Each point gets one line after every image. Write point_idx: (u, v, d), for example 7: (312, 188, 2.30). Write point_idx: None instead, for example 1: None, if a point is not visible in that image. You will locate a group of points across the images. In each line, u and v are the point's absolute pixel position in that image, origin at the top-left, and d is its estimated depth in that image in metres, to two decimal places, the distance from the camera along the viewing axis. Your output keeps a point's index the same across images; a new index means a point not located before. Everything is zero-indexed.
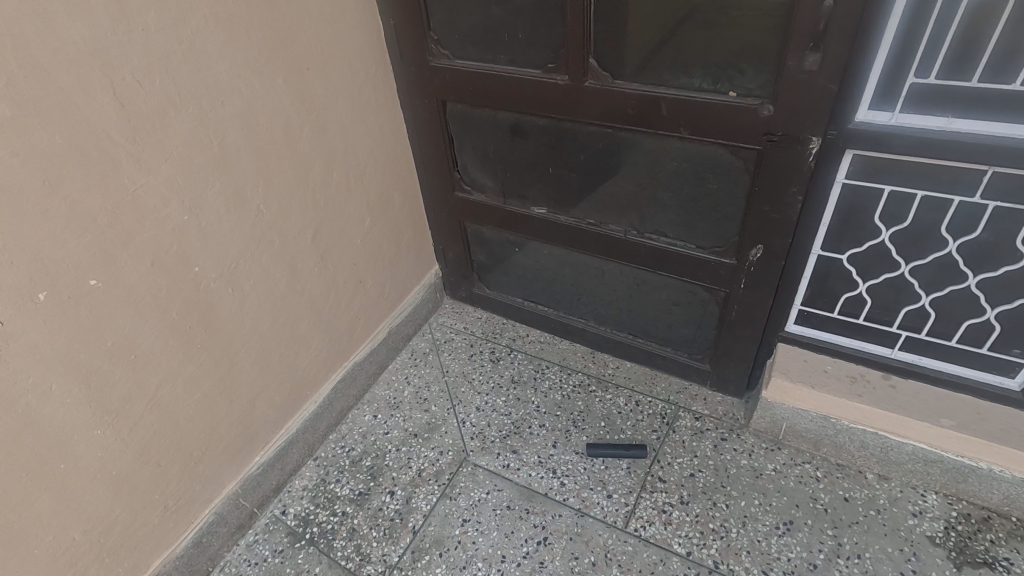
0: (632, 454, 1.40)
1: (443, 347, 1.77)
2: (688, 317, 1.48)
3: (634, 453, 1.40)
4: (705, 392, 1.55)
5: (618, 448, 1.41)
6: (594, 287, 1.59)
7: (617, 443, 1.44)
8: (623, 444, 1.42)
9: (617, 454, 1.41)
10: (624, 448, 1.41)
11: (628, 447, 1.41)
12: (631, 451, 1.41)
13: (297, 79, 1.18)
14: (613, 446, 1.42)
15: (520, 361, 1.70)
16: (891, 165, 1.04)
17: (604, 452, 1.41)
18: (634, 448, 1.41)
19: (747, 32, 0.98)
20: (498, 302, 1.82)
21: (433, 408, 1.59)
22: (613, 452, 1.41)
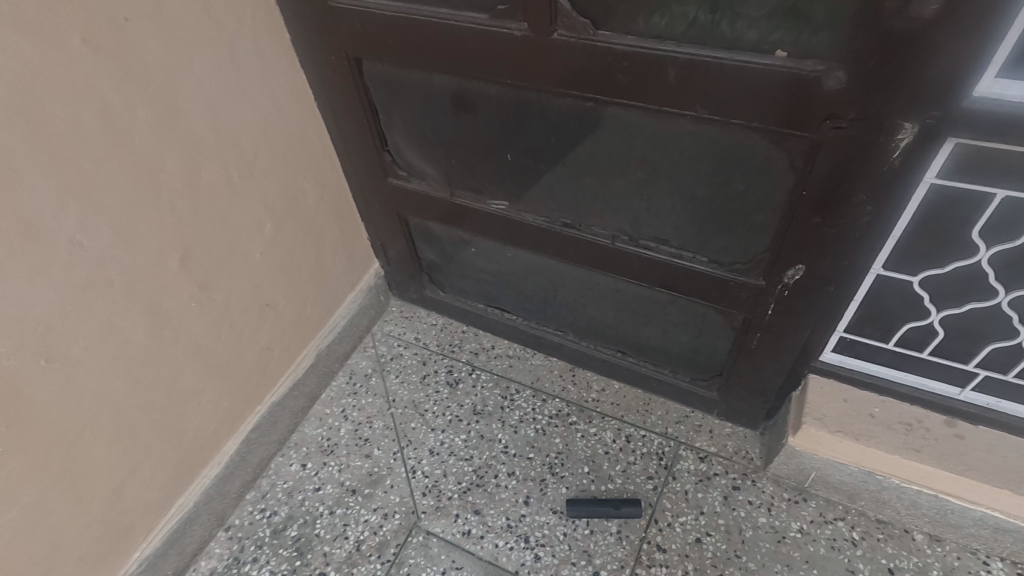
0: (619, 514, 1.13)
1: (390, 368, 1.45)
2: (694, 337, 1.16)
3: (623, 513, 1.13)
4: (712, 422, 1.26)
5: (603, 507, 1.14)
6: (573, 297, 1.26)
7: (601, 498, 1.16)
8: (610, 501, 1.14)
9: (602, 513, 1.14)
10: (612, 506, 1.14)
11: (617, 504, 1.14)
12: (619, 509, 1.13)
13: (110, 36, 0.76)
14: (597, 504, 1.14)
15: (484, 385, 1.39)
16: (1015, 162, 0.69)
17: (584, 512, 1.14)
18: (623, 505, 1.14)
19: None
20: (457, 308, 1.48)
21: (377, 453, 1.29)
22: (597, 511, 1.14)
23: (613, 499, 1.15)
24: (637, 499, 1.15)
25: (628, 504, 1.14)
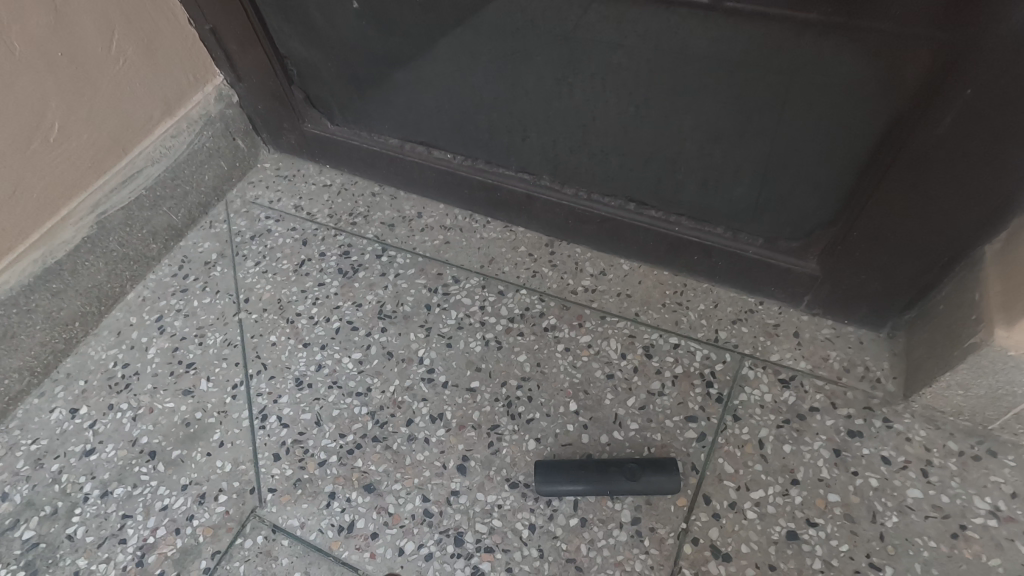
0: (636, 492, 0.59)
1: (247, 252, 0.87)
2: (784, 147, 0.58)
3: (643, 490, 0.59)
4: (798, 320, 0.70)
5: (606, 479, 0.59)
6: (546, 93, 0.67)
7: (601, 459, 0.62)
8: (617, 467, 0.60)
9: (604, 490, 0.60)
10: (621, 477, 0.59)
11: (631, 474, 0.59)
12: (636, 483, 0.59)
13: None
14: (594, 474, 0.60)
15: (400, 274, 0.82)
16: None
17: (570, 492, 0.60)
18: (643, 474, 0.59)
19: None
20: (359, 152, 0.89)
21: (203, 388, 0.73)
22: (594, 486, 0.60)
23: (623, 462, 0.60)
24: (667, 459, 0.61)
25: (651, 471, 0.59)
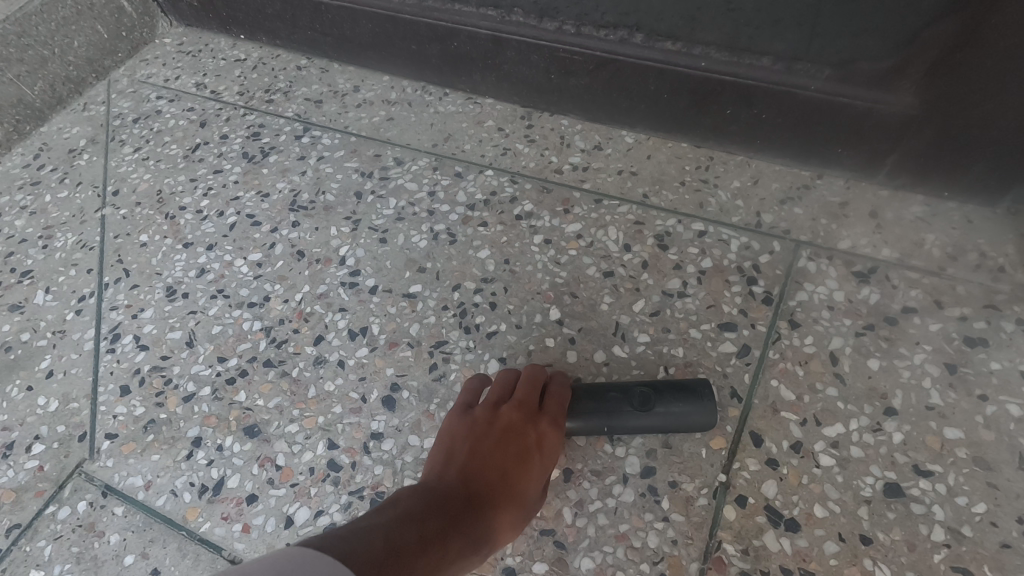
0: (648, 430, 0.38)
1: (126, 137, 0.66)
2: None
3: (660, 428, 0.38)
4: (874, 196, 0.49)
5: (605, 413, 0.38)
6: None
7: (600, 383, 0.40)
8: (622, 397, 0.39)
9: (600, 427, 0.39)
10: (627, 413, 0.38)
11: (643, 404, 0.38)
12: (651, 417, 0.38)
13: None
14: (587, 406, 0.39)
15: (325, 157, 0.61)
16: None
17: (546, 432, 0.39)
18: (662, 405, 0.38)
19: None
20: (274, 5, 0.67)
21: (39, 302, 0.52)
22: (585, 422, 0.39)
23: (632, 388, 0.39)
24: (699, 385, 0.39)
25: (674, 402, 0.38)
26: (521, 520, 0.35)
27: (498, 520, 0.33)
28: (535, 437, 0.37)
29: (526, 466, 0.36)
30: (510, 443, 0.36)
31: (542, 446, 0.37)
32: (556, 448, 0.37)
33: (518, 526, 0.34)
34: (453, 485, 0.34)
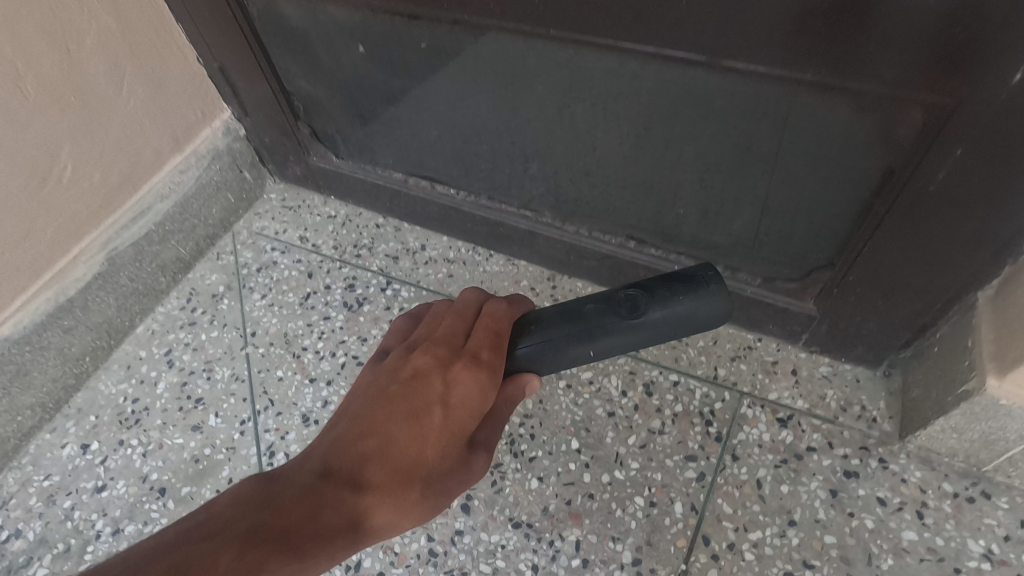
0: (653, 327, 0.55)
1: (254, 284, 0.88)
2: (779, 191, 0.59)
3: (641, 336, 0.55)
4: (796, 359, 0.71)
5: (602, 326, 0.54)
6: (546, 135, 0.67)
7: (596, 296, 0.56)
8: (618, 304, 0.55)
9: (592, 351, 0.56)
10: (622, 318, 0.54)
11: (635, 313, 0.54)
12: (637, 326, 0.54)
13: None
14: (590, 325, 0.54)
15: (405, 308, 0.83)
16: None
17: (552, 361, 0.55)
18: (650, 296, 0.54)
19: None
20: (363, 185, 0.90)
21: (212, 424, 0.74)
22: (584, 346, 0.55)
23: (625, 290, 0.55)
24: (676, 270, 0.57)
25: (658, 287, 0.55)
26: (434, 480, 0.47)
27: (414, 491, 0.45)
28: (440, 391, 0.47)
29: (424, 415, 0.46)
30: (410, 395, 0.47)
31: (448, 404, 0.47)
32: (461, 391, 0.47)
33: (438, 486, 0.47)
34: (362, 426, 0.45)
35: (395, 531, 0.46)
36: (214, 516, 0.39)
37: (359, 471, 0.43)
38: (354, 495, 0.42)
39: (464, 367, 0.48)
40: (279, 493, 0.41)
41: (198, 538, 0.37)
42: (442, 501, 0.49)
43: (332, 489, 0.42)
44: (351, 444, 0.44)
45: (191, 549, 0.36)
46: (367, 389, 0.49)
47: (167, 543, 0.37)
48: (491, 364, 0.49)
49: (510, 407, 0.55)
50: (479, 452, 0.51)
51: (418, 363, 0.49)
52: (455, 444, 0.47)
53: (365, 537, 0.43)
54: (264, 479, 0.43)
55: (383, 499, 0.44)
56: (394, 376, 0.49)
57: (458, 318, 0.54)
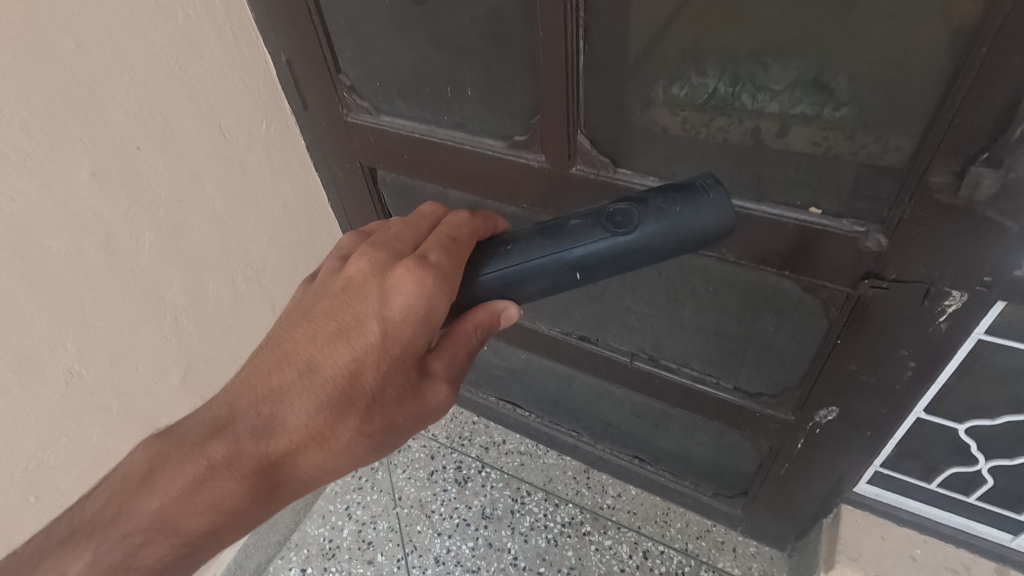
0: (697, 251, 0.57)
1: (397, 461, 1.37)
2: (715, 454, 1.09)
3: (626, 245, 0.56)
4: (736, 540, 1.18)
5: (587, 242, 0.57)
6: (588, 402, 1.21)
7: (583, 213, 0.59)
8: (608, 215, 0.57)
9: (578, 269, 0.58)
10: (610, 230, 0.56)
11: (625, 224, 0.56)
12: (625, 238, 0.56)
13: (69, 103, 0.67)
14: (572, 240, 0.57)
15: (493, 484, 1.31)
16: None
17: (523, 273, 0.58)
18: (643, 208, 0.56)
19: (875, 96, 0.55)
20: (467, 400, 1.42)
21: (379, 560, 1.22)
22: (566, 260, 0.57)
23: (614, 204, 0.57)
24: (670, 180, 0.58)
25: (651, 200, 0.56)
26: (358, 426, 0.58)
27: (331, 358, 0.57)
28: (376, 331, 0.57)
29: (349, 336, 0.57)
30: (344, 310, 0.58)
31: (382, 331, 0.57)
32: (398, 351, 0.57)
33: (366, 422, 0.59)
34: (300, 349, 0.58)
35: (326, 472, 0.60)
36: (175, 432, 0.58)
37: (272, 429, 0.57)
38: (263, 440, 0.56)
39: (405, 269, 0.57)
40: (211, 417, 0.58)
41: (147, 460, 0.58)
42: (384, 440, 0.61)
43: (244, 428, 0.56)
44: (274, 371, 0.57)
45: (145, 469, 0.57)
46: (303, 301, 0.61)
47: (130, 468, 0.58)
48: (436, 270, 0.57)
49: (480, 335, 0.61)
50: (434, 381, 0.61)
51: (354, 271, 0.59)
52: (380, 360, 0.57)
53: (282, 479, 0.58)
54: (207, 406, 0.58)
55: (304, 449, 0.57)
56: (338, 278, 0.60)
57: (429, 219, 0.64)
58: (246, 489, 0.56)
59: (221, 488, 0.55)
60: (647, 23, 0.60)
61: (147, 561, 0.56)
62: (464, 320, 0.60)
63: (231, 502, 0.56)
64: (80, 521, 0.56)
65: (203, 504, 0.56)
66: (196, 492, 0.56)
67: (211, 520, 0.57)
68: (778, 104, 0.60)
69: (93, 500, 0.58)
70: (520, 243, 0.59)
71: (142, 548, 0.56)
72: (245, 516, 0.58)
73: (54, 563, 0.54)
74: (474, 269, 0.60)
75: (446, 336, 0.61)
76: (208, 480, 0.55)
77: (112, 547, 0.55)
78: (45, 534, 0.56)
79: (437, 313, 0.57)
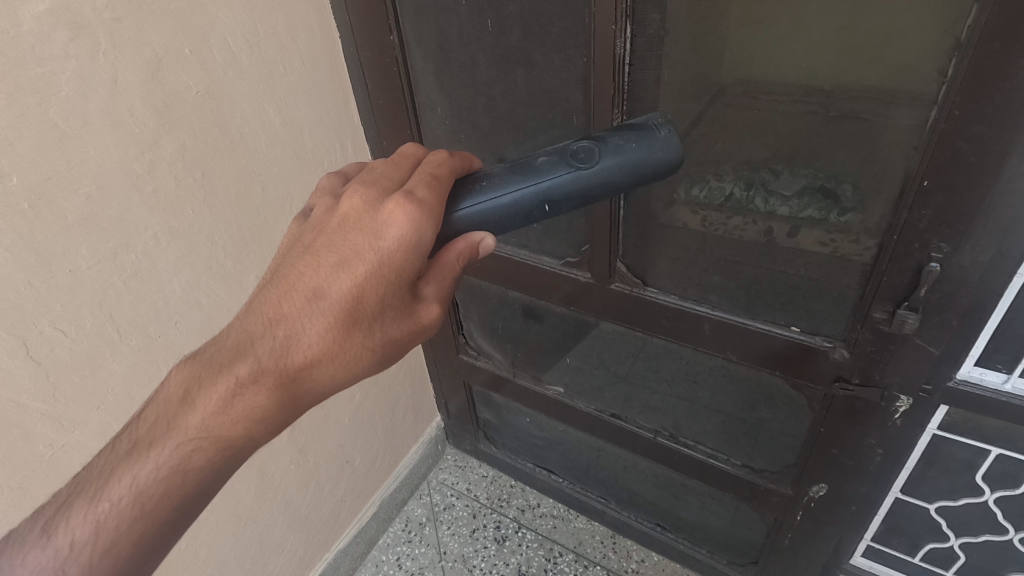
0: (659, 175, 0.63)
1: (443, 518, 1.54)
2: (728, 524, 1.25)
3: (590, 178, 0.61)
4: None
5: (553, 176, 0.61)
6: (616, 472, 1.38)
7: (549, 151, 0.64)
8: (572, 153, 0.62)
9: (547, 202, 0.62)
10: (575, 164, 0.61)
11: (587, 160, 0.61)
12: (588, 171, 0.61)
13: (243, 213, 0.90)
14: (540, 174, 0.61)
15: (529, 544, 1.47)
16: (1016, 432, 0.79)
17: (498, 206, 0.61)
18: (605, 145, 0.62)
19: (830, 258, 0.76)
20: (506, 465, 1.60)
21: None
22: (536, 192, 0.61)
23: (578, 142, 0.63)
24: (626, 123, 0.66)
25: (611, 137, 0.62)
26: (364, 343, 0.57)
27: (333, 281, 0.54)
28: (376, 256, 0.55)
29: (348, 262, 0.55)
30: (342, 239, 0.56)
31: (381, 256, 0.55)
32: (401, 276, 0.56)
33: (372, 339, 0.57)
34: (302, 279, 0.55)
35: (340, 387, 0.58)
36: (205, 353, 0.56)
37: (289, 347, 0.54)
38: (282, 356, 0.54)
39: (394, 203, 0.56)
40: (232, 340, 0.55)
41: (183, 381, 0.55)
42: (389, 356, 0.60)
43: (264, 347, 0.54)
44: (283, 297, 0.55)
45: (182, 387, 0.55)
46: (300, 235, 0.59)
47: (171, 388, 0.56)
48: (426, 204, 0.57)
49: (463, 263, 0.61)
50: (426, 304, 0.60)
51: (350, 207, 0.58)
52: (387, 280, 0.55)
53: (301, 392, 0.57)
54: (228, 327, 0.56)
55: (321, 363, 0.55)
56: (334, 215, 0.59)
57: (412, 158, 0.64)
58: (272, 401, 0.54)
59: (249, 403, 0.54)
60: (667, 191, 0.85)
61: (196, 467, 0.54)
62: (447, 249, 0.60)
63: (258, 415, 0.54)
64: (139, 435, 0.54)
65: (237, 415, 0.54)
66: (228, 406, 0.53)
67: (245, 431, 0.55)
68: (787, 208, 0.76)
69: (143, 418, 0.56)
70: (493, 179, 0.62)
71: (193, 455, 0.54)
72: (270, 427, 0.56)
73: (125, 469, 0.52)
74: (451, 206, 0.62)
75: (431, 265, 0.60)
76: (237, 396, 0.53)
77: (167, 453, 0.53)
78: (108, 451, 0.55)
79: (426, 243, 0.56)
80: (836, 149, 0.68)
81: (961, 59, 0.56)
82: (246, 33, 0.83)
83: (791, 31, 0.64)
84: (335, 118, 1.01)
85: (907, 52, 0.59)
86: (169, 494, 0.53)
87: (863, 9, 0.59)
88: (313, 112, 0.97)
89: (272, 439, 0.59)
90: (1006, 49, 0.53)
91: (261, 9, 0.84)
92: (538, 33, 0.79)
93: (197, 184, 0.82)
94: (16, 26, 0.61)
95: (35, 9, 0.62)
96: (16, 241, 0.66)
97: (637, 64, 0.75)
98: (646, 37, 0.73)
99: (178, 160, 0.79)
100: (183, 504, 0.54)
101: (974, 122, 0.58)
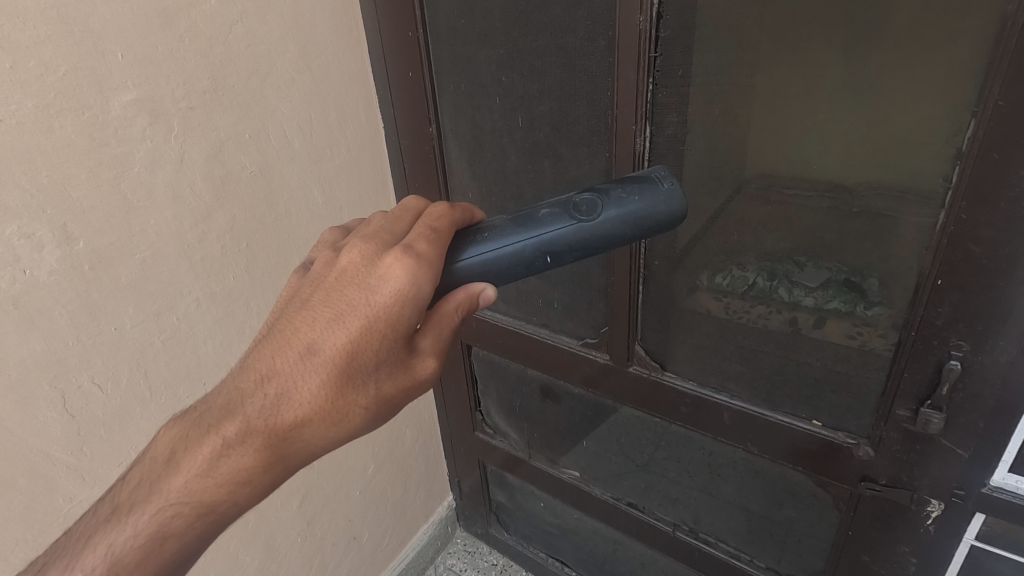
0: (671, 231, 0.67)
1: None
2: None
3: (590, 230, 0.63)
4: None
5: (555, 227, 0.64)
6: (632, 568, 1.31)
7: (551, 203, 0.66)
8: (573, 206, 0.65)
9: (548, 254, 0.64)
10: (576, 217, 0.64)
11: (590, 213, 0.64)
12: (590, 224, 0.64)
13: (280, 281, 0.95)
14: (542, 226, 0.64)
15: None
16: None
17: (501, 256, 0.64)
18: (605, 199, 0.64)
19: (851, 349, 0.76)
20: (518, 553, 1.53)
21: None
22: (538, 244, 0.64)
23: (579, 196, 0.66)
24: (629, 177, 0.68)
25: (612, 192, 0.65)
26: (356, 403, 0.58)
27: (327, 339, 0.56)
28: (372, 314, 0.57)
29: (344, 319, 0.56)
30: (338, 295, 0.58)
31: (377, 314, 0.57)
32: (400, 332, 0.58)
33: (363, 397, 0.58)
34: (297, 336, 0.57)
35: (329, 447, 0.59)
36: (195, 412, 0.57)
37: (278, 406, 0.55)
38: (271, 415, 0.55)
39: (393, 259, 0.58)
40: (223, 398, 0.56)
41: (172, 441, 0.56)
42: (380, 414, 0.61)
43: (254, 406, 0.55)
44: (277, 354, 0.56)
45: (170, 448, 0.56)
46: (298, 291, 0.61)
47: (159, 448, 0.57)
48: (424, 259, 0.59)
49: (462, 314, 0.63)
50: (423, 357, 0.62)
51: (348, 262, 0.60)
52: (381, 337, 0.57)
53: (289, 452, 0.58)
54: (220, 384, 0.58)
55: (311, 423, 0.57)
56: (332, 269, 0.61)
57: (410, 214, 0.67)
58: (258, 462, 0.55)
59: (236, 464, 0.55)
60: (686, 278, 0.87)
61: (176, 532, 0.55)
62: (447, 299, 0.62)
63: (244, 476, 0.55)
64: (120, 499, 0.55)
65: (222, 477, 0.55)
66: (214, 468, 0.54)
67: (228, 493, 0.56)
68: (811, 299, 0.77)
69: (129, 480, 0.57)
70: (496, 229, 0.65)
71: (173, 520, 0.54)
72: (255, 489, 0.57)
73: (104, 536, 0.53)
74: (455, 255, 0.64)
75: (429, 317, 0.62)
76: (224, 456, 0.54)
77: (146, 518, 0.54)
78: (90, 515, 0.56)
79: (423, 297, 0.58)
80: (850, 242, 0.71)
81: (963, 168, 0.59)
82: (300, 123, 0.92)
83: (801, 137, 0.69)
84: (373, 198, 1.08)
85: (913, 158, 0.63)
86: (147, 560, 0.54)
87: (864, 118, 0.64)
88: (353, 192, 1.04)
89: (258, 501, 0.59)
90: (1006, 160, 0.56)
91: (316, 102, 0.94)
92: (565, 130, 0.86)
93: (240, 254, 0.88)
94: (105, 112, 0.70)
95: (124, 98, 0.71)
96: (72, 299, 0.71)
97: (656, 160, 0.80)
98: (665, 137, 0.78)
99: (227, 231, 0.85)
100: (162, 570, 0.55)
101: (983, 225, 0.60)
